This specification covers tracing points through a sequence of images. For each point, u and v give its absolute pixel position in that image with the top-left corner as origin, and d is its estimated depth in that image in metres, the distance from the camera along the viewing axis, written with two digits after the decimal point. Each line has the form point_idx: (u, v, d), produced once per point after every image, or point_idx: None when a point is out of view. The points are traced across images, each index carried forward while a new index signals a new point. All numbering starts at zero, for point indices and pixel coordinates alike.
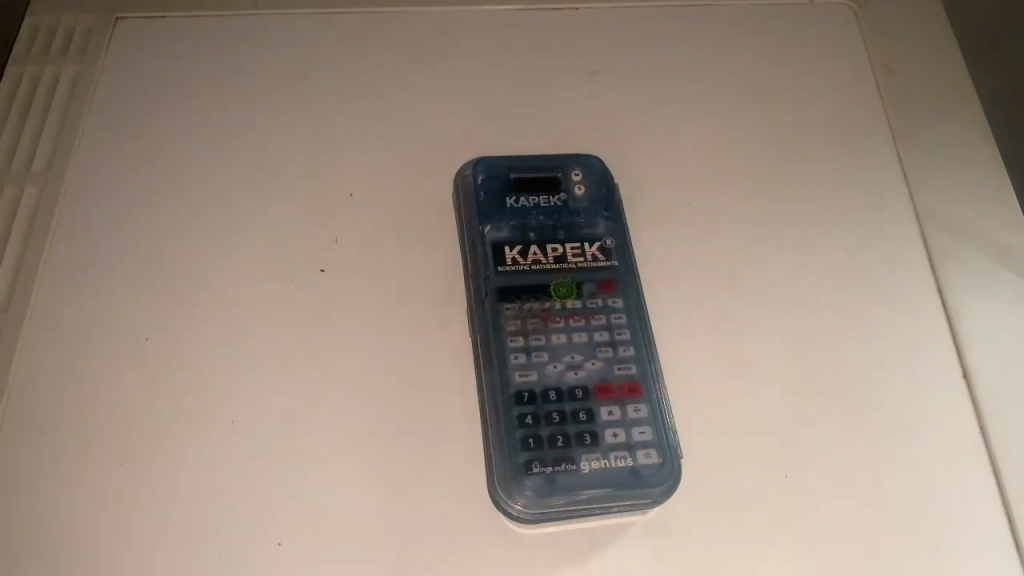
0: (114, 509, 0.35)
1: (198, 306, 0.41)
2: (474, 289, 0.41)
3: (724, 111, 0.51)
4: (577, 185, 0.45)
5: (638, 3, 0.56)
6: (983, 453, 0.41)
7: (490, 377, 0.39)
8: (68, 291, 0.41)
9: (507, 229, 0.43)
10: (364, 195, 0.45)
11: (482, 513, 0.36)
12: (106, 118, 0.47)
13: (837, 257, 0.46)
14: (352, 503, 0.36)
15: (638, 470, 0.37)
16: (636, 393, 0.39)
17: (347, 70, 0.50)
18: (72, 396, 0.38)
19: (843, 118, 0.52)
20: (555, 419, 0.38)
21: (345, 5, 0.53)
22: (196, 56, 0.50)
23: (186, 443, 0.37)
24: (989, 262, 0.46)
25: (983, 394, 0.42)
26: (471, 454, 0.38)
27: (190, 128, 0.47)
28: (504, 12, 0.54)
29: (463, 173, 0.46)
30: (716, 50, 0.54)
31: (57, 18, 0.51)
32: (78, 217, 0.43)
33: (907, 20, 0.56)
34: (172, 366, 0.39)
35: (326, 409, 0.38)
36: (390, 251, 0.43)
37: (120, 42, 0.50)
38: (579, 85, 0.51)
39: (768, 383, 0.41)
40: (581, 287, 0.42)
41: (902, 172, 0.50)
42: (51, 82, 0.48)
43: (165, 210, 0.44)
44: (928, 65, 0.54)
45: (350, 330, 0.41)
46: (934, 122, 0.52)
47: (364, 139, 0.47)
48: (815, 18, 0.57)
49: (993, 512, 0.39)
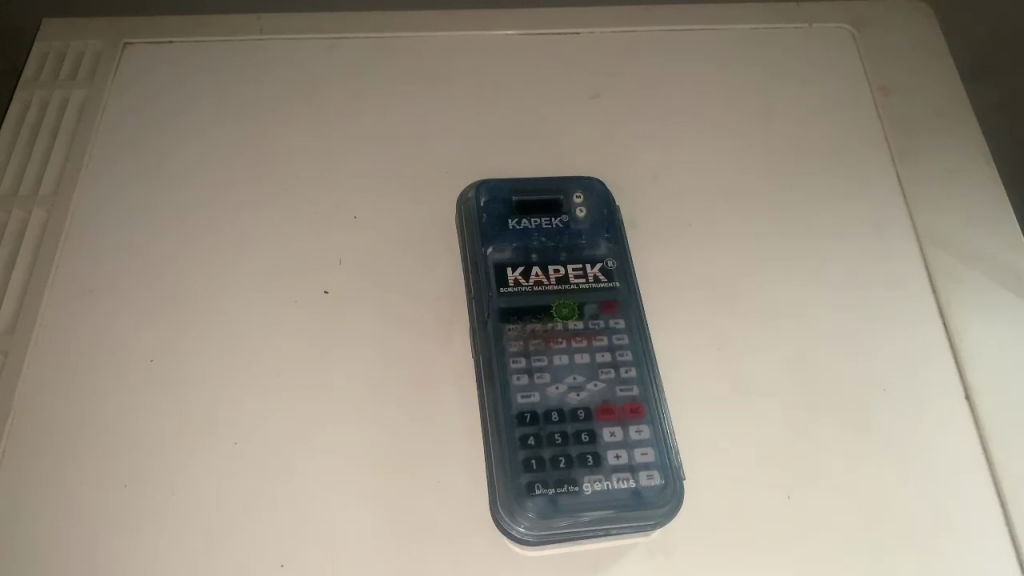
0: (116, 528, 0.36)
1: (201, 327, 0.41)
2: (477, 311, 0.42)
3: (723, 133, 0.52)
4: (579, 207, 0.45)
5: (637, 27, 0.56)
6: (985, 472, 0.41)
7: (493, 398, 0.39)
8: (74, 313, 0.41)
9: (509, 251, 0.43)
10: (367, 217, 0.45)
11: (483, 534, 0.36)
12: (113, 142, 0.47)
13: (837, 278, 0.46)
14: (355, 523, 0.36)
15: (641, 492, 0.37)
16: (638, 414, 0.39)
17: (351, 94, 0.51)
18: (75, 417, 0.38)
19: (842, 140, 0.52)
20: (556, 441, 0.38)
21: (349, 30, 0.54)
22: (203, 80, 0.51)
23: (190, 464, 0.37)
24: (988, 282, 0.46)
25: (984, 412, 0.42)
26: (473, 475, 0.38)
27: (196, 152, 0.47)
28: (505, 35, 0.55)
29: (465, 196, 0.46)
30: (717, 73, 0.55)
31: (65, 43, 0.52)
32: (84, 240, 0.44)
33: (904, 42, 0.57)
34: (176, 387, 0.39)
35: (329, 430, 0.38)
36: (391, 272, 0.44)
37: (127, 66, 0.51)
38: (581, 107, 0.52)
39: (770, 405, 0.41)
40: (583, 308, 0.42)
41: (901, 194, 0.50)
42: (59, 105, 0.49)
43: (172, 233, 0.44)
44: (928, 87, 0.54)
45: (353, 350, 0.41)
46: (932, 143, 0.52)
47: (366, 162, 0.48)
48: (814, 41, 0.57)
49: (995, 533, 0.39)
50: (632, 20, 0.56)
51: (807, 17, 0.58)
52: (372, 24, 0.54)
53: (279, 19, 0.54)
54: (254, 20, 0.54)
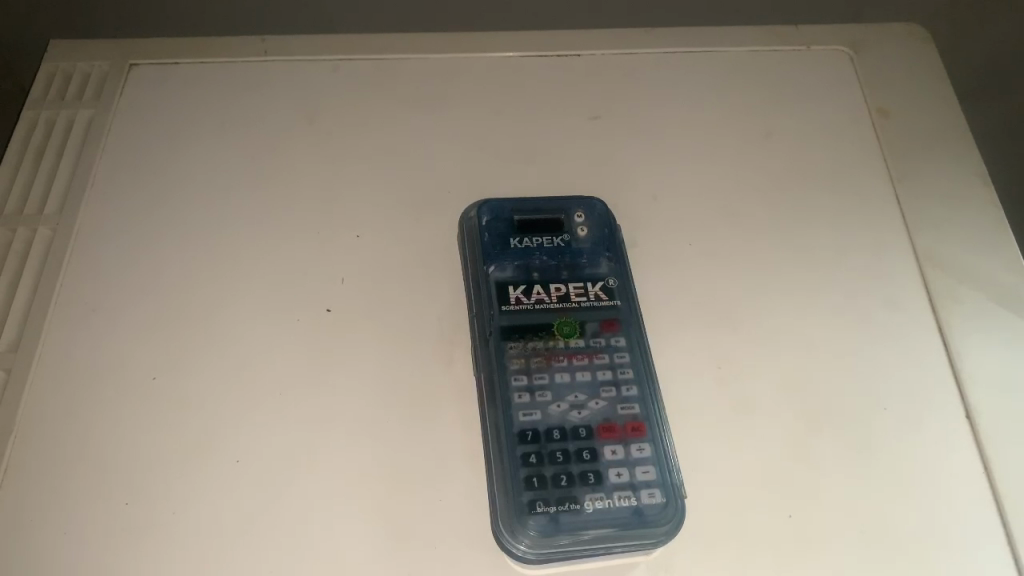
0: (115, 546, 0.36)
1: (203, 344, 0.41)
2: (477, 329, 0.42)
3: (723, 154, 0.52)
4: (580, 226, 0.45)
5: (638, 50, 0.57)
6: (984, 488, 0.41)
7: (494, 416, 0.39)
8: (75, 331, 0.41)
9: (511, 269, 0.43)
10: (370, 235, 0.46)
11: (483, 552, 0.36)
12: (118, 162, 0.48)
13: (836, 295, 0.47)
14: (354, 541, 0.36)
15: (642, 510, 0.37)
16: (640, 432, 0.39)
17: (354, 114, 0.51)
18: (75, 436, 0.38)
19: (841, 160, 0.53)
20: (558, 459, 0.38)
21: (351, 51, 0.54)
22: (207, 101, 0.51)
23: (191, 481, 0.37)
24: (988, 302, 0.47)
25: (984, 426, 0.43)
26: (474, 493, 0.38)
27: (200, 172, 0.48)
28: (507, 57, 0.55)
29: (466, 215, 0.47)
30: (717, 95, 0.55)
31: (72, 64, 0.53)
32: (89, 259, 0.44)
33: (903, 65, 0.57)
34: (178, 405, 0.39)
35: (330, 446, 0.39)
36: (394, 291, 0.44)
37: (133, 87, 0.51)
38: (580, 129, 0.52)
39: (770, 423, 0.41)
40: (584, 326, 0.42)
41: (900, 214, 0.50)
42: (65, 124, 0.49)
43: (175, 251, 0.45)
44: (926, 110, 0.55)
45: (355, 369, 0.41)
46: (932, 164, 0.52)
47: (368, 182, 0.48)
48: (813, 63, 0.58)
49: (996, 550, 0.39)
50: (632, 43, 0.57)
51: (806, 40, 0.59)
52: (376, 46, 0.55)
53: (283, 41, 0.54)
54: (258, 42, 0.54)
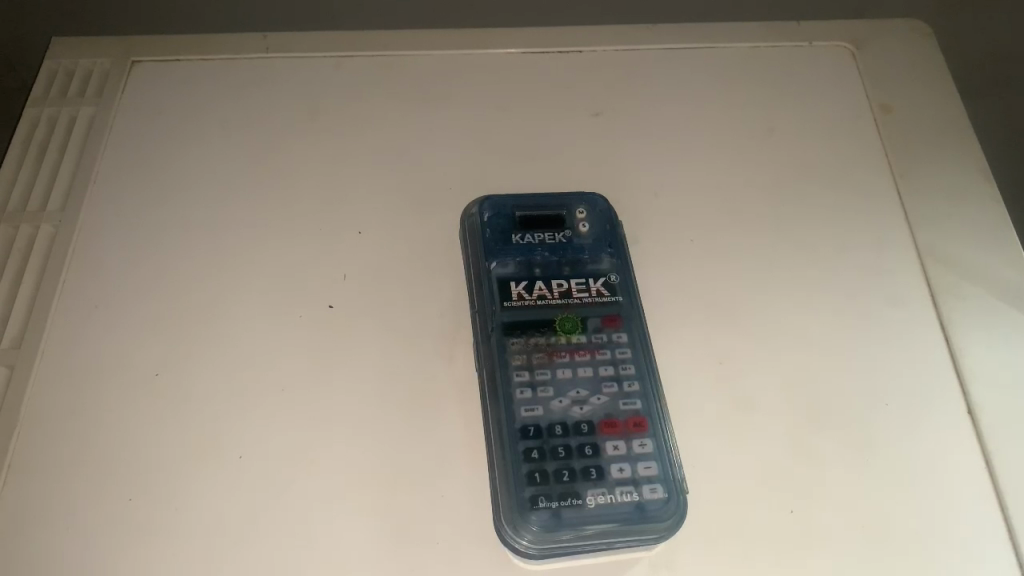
0: (118, 543, 0.36)
1: (205, 341, 0.41)
2: (479, 325, 0.42)
3: (724, 151, 0.52)
4: (581, 223, 0.45)
5: (639, 47, 0.57)
6: (985, 486, 0.41)
7: (496, 412, 0.39)
8: (78, 329, 0.41)
9: (512, 265, 0.43)
10: (371, 232, 0.46)
11: (484, 548, 0.36)
12: (120, 160, 0.48)
13: (836, 292, 0.47)
14: (356, 537, 0.36)
15: (644, 505, 0.37)
16: (642, 428, 0.39)
17: (354, 112, 0.51)
18: (78, 433, 0.38)
19: (842, 156, 0.53)
20: (560, 454, 0.38)
21: (352, 49, 0.54)
22: (209, 99, 0.51)
23: (193, 478, 0.37)
24: (989, 299, 0.47)
25: (986, 424, 0.43)
26: (475, 490, 0.38)
27: (202, 169, 0.48)
28: (508, 55, 0.55)
29: (467, 212, 0.47)
30: (718, 92, 0.55)
31: (74, 62, 0.53)
32: (92, 256, 0.44)
33: (904, 61, 0.57)
34: (180, 402, 0.39)
35: (333, 443, 0.39)
36: (395, 288, 0.44)
37: (135, 85, 0.52)
38: (581, 126, 0.52)
39: (771, 420, 0.41)
40: (586, 321, 0.42)
41: (901, 210, 0.50)
42: (67, 123, 0.49)
43: (176, 249, 0.45)
44: (928, 107, 0.55)
45: (357, 365, 0.41)
46: (934, 161, 0.52)
47: (369, 179, 0.48)
48: (815, 60, 0.58)
49: (997, 548, 0.39)
50: (633, 39, 0.57)
51: (807, 37, 0.59)
52: (377, 43, 0.55)
53: (285, 38, 0.54)
54: (260, 38, 0.54)
